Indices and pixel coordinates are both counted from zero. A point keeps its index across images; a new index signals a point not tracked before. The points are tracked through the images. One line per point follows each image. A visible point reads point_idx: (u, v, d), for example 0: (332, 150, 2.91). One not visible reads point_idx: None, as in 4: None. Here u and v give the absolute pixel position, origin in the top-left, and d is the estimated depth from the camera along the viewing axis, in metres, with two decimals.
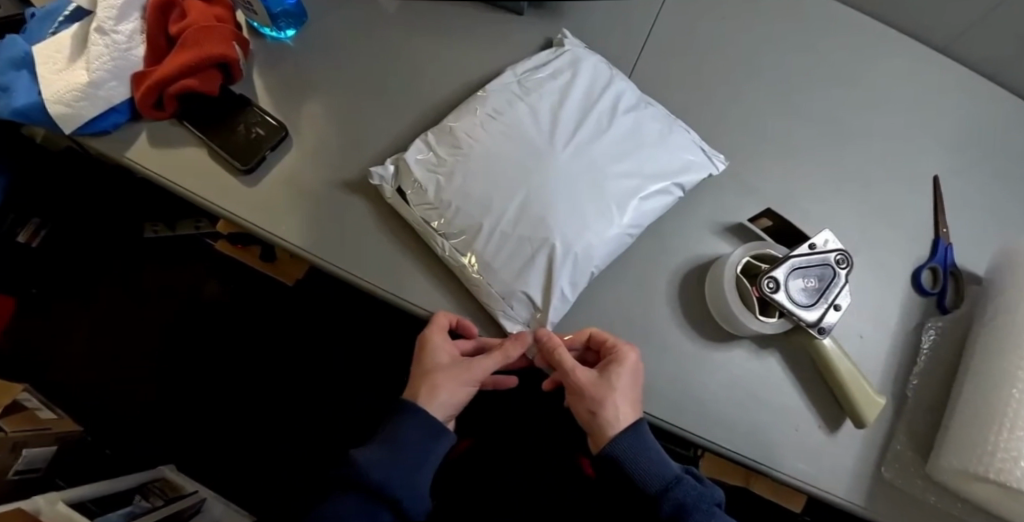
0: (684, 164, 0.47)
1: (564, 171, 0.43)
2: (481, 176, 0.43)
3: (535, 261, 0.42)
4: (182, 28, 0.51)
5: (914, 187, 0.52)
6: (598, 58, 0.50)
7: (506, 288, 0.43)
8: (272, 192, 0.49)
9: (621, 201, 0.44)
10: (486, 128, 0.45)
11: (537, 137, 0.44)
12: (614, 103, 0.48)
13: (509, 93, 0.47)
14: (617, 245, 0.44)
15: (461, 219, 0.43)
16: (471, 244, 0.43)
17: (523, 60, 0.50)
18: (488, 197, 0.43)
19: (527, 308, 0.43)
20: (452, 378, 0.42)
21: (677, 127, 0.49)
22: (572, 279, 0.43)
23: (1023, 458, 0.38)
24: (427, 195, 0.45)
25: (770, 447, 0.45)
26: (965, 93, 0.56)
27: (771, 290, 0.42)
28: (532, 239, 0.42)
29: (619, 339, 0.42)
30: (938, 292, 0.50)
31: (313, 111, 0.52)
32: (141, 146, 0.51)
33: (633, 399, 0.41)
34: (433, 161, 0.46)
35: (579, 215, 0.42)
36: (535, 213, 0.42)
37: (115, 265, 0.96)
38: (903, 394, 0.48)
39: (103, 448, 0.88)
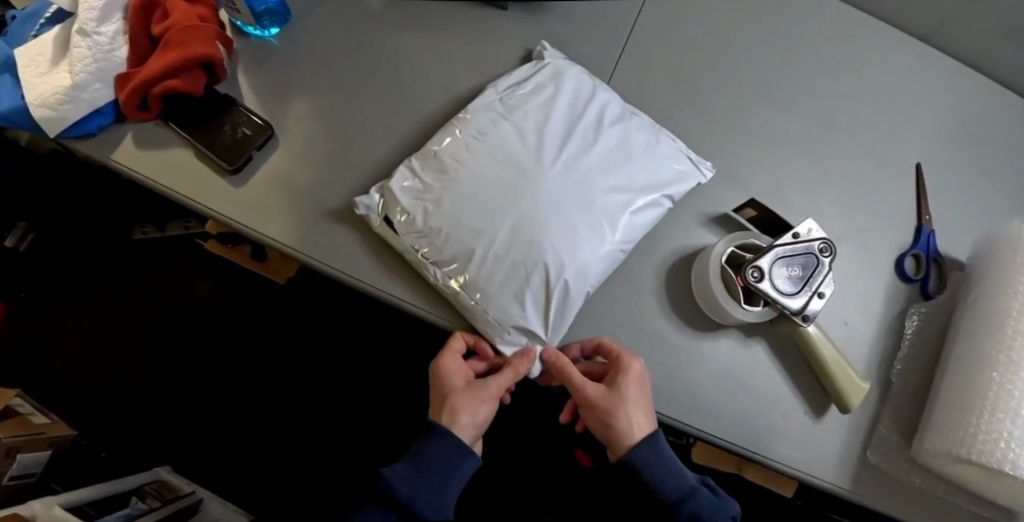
0: (672, 173, 0.48)
1: (553, 189, 0.43)
2: (470, 199, 0.43)
3: (530, 284, 0.42)
4: (165, 29, 0.51)
5: (896, 175, 0.53)
6: (580, 69, 0.50)
7: (502, 314, 0.42)
8: (260, 193, 0.49)
9: (612, 216, 0.44)
10: (471, 150, 0.45)
11: (523, 155, 0.44)
12: (599, 116, 0.48)
13: (492, 112, 0.47)
14: (611, 261, 0.44)
15: (452, 245, 0.43)
16: (464, 270, 0.42)
17: (504, 76, 0.50)
18: (479, 222, 0.42)
19: (525, 334, 0.43)
20: (471, 398, 0.43)
21: (663, 137, 0.49)
22: (567, 299, 0.43)
23: (1004, 440, 0.38)
24: (417, 222, 0.44)
25: (758, 434, 0.46)
26: (947, 81, 0.56)
27: (756, 279, 0.42)
28: (525, 262, 0.41)
29: (623, 349, 0.43)
30: (921, 278, 0.51)
31: (299, 110, 0.52)
32: (127, 148, 0.51)
33: (644, 406, 0.42)
34: (419, 188, 0.45)
35: (572, 233, 0.42)
36: (527, 235, 0.41)
37: (104, 267, 0.96)
38: (887, 379, 0.49)
39: (98, 451, 0.89)
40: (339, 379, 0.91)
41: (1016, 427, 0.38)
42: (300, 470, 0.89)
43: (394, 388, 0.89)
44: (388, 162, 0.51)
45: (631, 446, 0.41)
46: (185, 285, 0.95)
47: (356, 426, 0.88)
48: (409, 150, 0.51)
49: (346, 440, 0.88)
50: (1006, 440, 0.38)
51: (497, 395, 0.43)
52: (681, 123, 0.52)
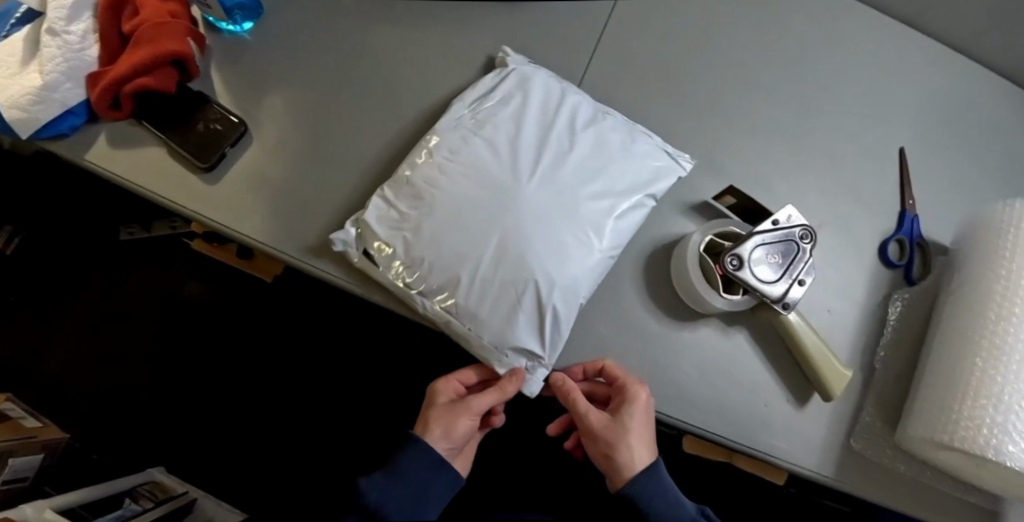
0: (652, 170, 0.47)
1: (536, 203, 0.42)
2: (450, 224, 0.41)
3: (522, 304, 0.41)
4: (135, 27, 0.50)
5: (879, 160, 0.52)
6: (546, 73, 0.49)
7: (498, 337, 0.41)
8: (234, 190, 0.49)
9: (597, 224, 0.43)
10: (444, 171, 0.43)
11: (498, 170, 0.43)
12: (571, 121, 0.47)
13: (462, 129, 0.45)
14: (600, 269, 0.44)
15: (438, 273, 0.41)
16: (454, 298, 0.41)
17: (468, 88, 0.48)
18: (463, 246, 0.41)
19: (524, 354, 0.43)
20: (450, 415, 0.45)
21: (639, 134, 0.48)
22: (562, 316, 0.42)
23: (986, 426, 0.38)
24: (402, 253, 0.42)
25: (739, 424, 0.45)
26: (930, 64, 0.55)
27: (735, 267, 0.42)
28: (514, 282, 0.41)
29: (628, 377, 0.43)
30: (904, 264, 0.51)
31: (273, 109, 0.51)
32: (101, 148, 0.51)
33: (645, 438, 0.43)
34: (396, 216, 0.43)
35: (559, 247, 0.42)
36: (514, 255, 0.41)
37: (91, 270, 0.95)
38: (871, 366, 0.48)
39: (90, 454, 0.89)
40: (330, 377, 0.91)
41: (999, 413, 0.38)
42: (291, 468, 0.89)
43: (385, 385, 0.89)
44: (364, 157, 0.50)
45: (626, 477, 0.42)
46: (174, 287, 0.95)
47: (349, 423, 0.89)
48: (386, 145, 0.51)
49: (339, 437, 0.89)
50: (989, 426, 0.38)
51: (478, 414, 0.45)
52: (660, 111, 0.51)
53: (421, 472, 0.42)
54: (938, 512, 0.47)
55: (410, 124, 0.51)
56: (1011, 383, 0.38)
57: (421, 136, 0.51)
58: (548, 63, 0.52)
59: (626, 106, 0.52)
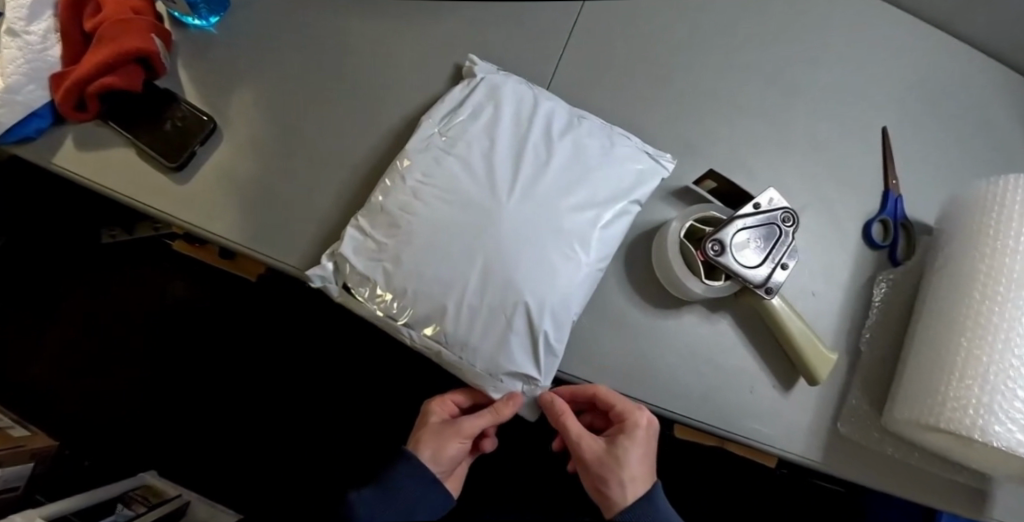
0: (632, 171, 0.45)
1: (519, 221, 0.39)
2: (431, 250, 0.39)
3: (513, 328, 0.39)
4: (97, 25, 0.48)
5: (861, 140, 0.52)
6: (517, 80, 0.46)
7: (492, 364, 0.39)
8: (205, 187, 0.48)
9: (584, 236, 0.41)
10: (419, 196, 0.40)
11: (474, 189, 0.40)
12: (547, 130, 0.44)
13: (434, 149, 0.42)
14: (590, 283, 0.42)
15: (423, 304, 0.39)
16: (441, 328, 0.39)
17: (436, 104, 0.45)
18: (446, 273, 0.38)
19: (521, 378, 0.41)
20: (444, 436, 0.46)
21: (618, 137, 0.45)
22: (556, 337, 0.40)
23: (972, 405, 0.37)
24: (385, 283, 0.39)
25: (722, 411, 0.45)
26: (911, 40, 0.55)
27: (716, 253, 0.41)
28: (503, 307, 0.38)
29: (626, 407, 0.43)
30: (889, 245, 0.50)
31: (242, 119, 0.50)
32: (67, 151, 0.49)
33: (641, 469, 0.43)
34: (373, 248, 0.40)
35: (546, 266, 0.39)
36: (499, 279, 0.38)
37: (74, 275, 0.94)
38: (856, 348, 0.48)
39: (81, 460, 0.88)
40: (320, 377, 0.90)
41: (986, 392, 0.37)
42: (284, 468, 0.88)
43: (375, 383, 0.88)
44: (338, 154, 0.49)
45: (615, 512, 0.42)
46: (160, 291, 0.94)
47: (341, 422, 0.88)
48: (359, 141, 0.50)
49: (331, 436, 0.88)
50: (975, 406, 0.37)
51: (470, 435, 0.45)
52: (638, 97, 0.50)
53: (408, 476, 0.43)
54: (926, 492, 0.47)
55: (383, 117, 0.50)
56: (997, 362, 0.38)
57: (395, 131, 0.50)
58: (523, 49, 0.51)
59: (605, 92, 0.50)
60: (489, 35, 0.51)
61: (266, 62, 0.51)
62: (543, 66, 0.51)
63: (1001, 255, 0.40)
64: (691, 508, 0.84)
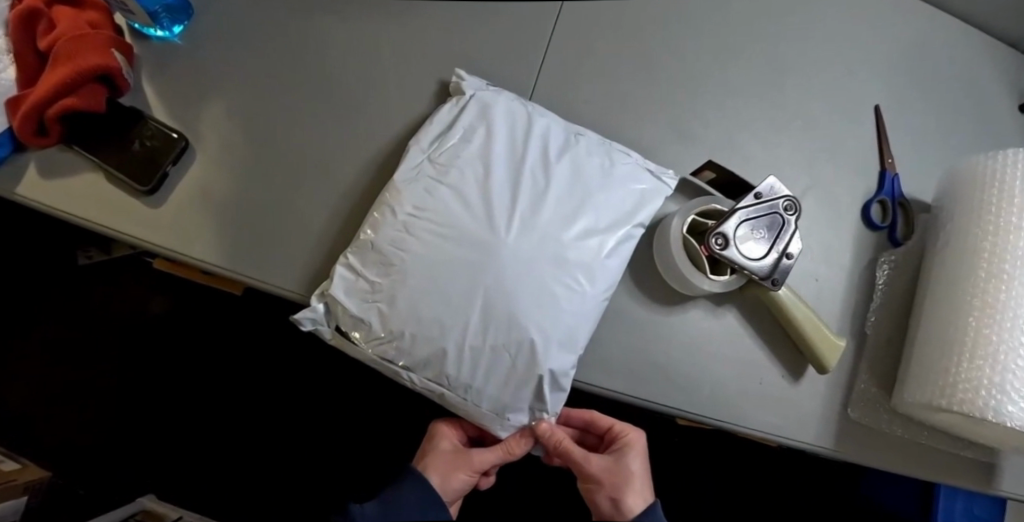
0: (632, 191, 0.42)
1: (520, 256, 0.37)
2: (429, 289, 0.36)
3: (518, 367, 0.37)
4: (51, 42, 0.45)
5: (856, 119, 0.51)
6: (508, 98, 0.43)
7: (497, 404, 0.38)
8: (180, 211, 0.46)
9: (588, 267, 0.39)
10: (411, 231, 0.38)
11: (470, 220, 0.37)
12: (543, 152, 0.41)
13: (424, 179, 0.40)
14: (595, 314, 0.40)
15: (421, 346, 0.37)
16: (442, 370, 0.37)
17: (424, 127, 0.43)
18: (445, 314, 0.36)
19: (526, 413, 0.40)
20: (452, 463, 0.45)
21: (618, 155, 0.43)
22: (561, 374, 0.39)
23: (984, 387, 0.37)
24: (380, 328, 0.37)
25: (727, 402, 0.44)
26: (898, 14, 0.54)
27: (720, 247, 0.40)
28: (506, 346, 0.37)
29: (624, 425, 0.47)
30: (888, 226, 0.50)
31: (213, 149, 0.47)
32: (30, 178, 0.46)
33: (644, 483, 0.45)
34: (366, 287, 0.38)
35: (549, 300, 0.37)
36: (501, 318, 0.36)
37: (52, 301, 0.90)
38: (862, 331, 0.48)
39: (75, 488, 0.85)
40: (317, 389, 0.88)
41: (996, 372, 0.37)
42: (285, 483, 0.87)
43: (374, 390, 0.87)
44: (324, 176, 0.47)
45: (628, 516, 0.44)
46: (142, 311, 0.91)
47: (341, 433, 0.87)
48: (343, 157, 0.47)
49: (330, 452, 0.87)
50: (987, 387, 0.37)
51: (479, 469, 0.45)
52: (628, 88, 0.49)
53: (412, 494, 0.43)
54: (933, 471, 0.47)
55: (367, 128, 0.48)
56: (1006, 341, 0.38)
57: (380, 140, 0.48)
58: (506, 40, 0.49)
59: (593, 85, 0.49)
60: (469, 30, 0.49)
61: (239, 89, 0.48)
62: (528, 58, 0.49)
63: (1003, 232, 0.40)
64: (692, 490, 0.85)
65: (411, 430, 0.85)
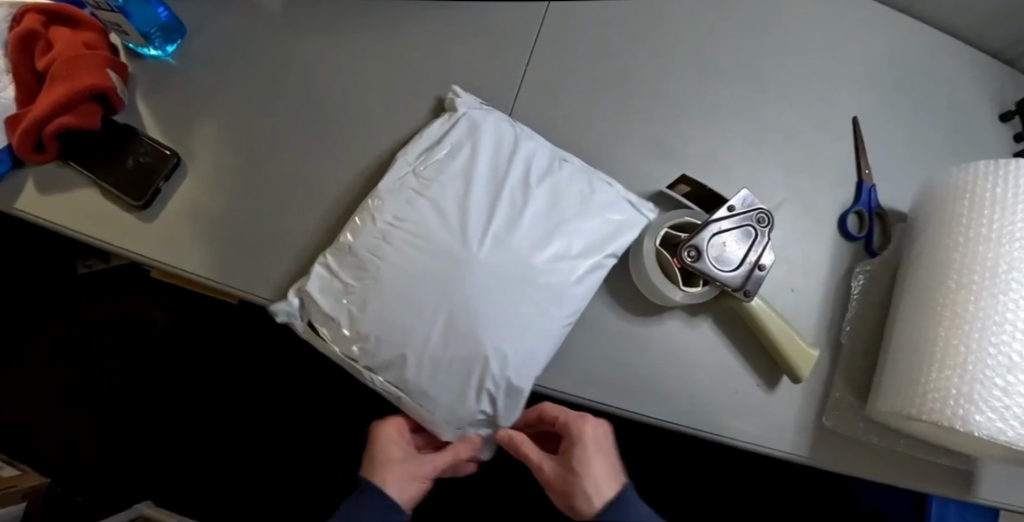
0: (609, 221, 0.43)
1: (489, 274, 0.38)
2: (398, 299, 0.38)
3: (477, 381, 0.38)
4: (49, 63, 0.47)
5: (832, 131, 0.52)
6: (497, 117, 0.44)
7: (452, 413, 0.40)
8: (172, 225, 0.47)
9: (556, 291, 0.40)
10: (388, 239, 0.39)
11: (446, 236, 0.39)
12: (526, 174, 0.42)
13: (407, 190, 0.41)
14: (557, 337, 0.41)
15: (385, 350, 0.38)
16: (403, 374, 0.38)
17: (414, 138, 0.44)
18: (410, 325, 0.37)
19: (480, 422, 0.42)
20: (405, 472, 0.42)
21: (600, 183, 0.44)
22: (516, 390, 0.40)
23: (953, 396, 0.38)
24: (345, 330, 0.38)
25: (703, 409, 0.45)
26: (875, 27, 0.55)
27: (693, 259, 0.41)
28: (465, 358, 0.38)
29: (569, 414, 0.44)
30: (864, 236, 0.50)
31: (203, 164, 0.49)
32: (27, 193, 0.48)
33: (610, 474, 0.41)
34: (339, 288, 0.39)
35: (514, 318, 0.38)
36: (464, 331, 0.37)
37: (54, 310, 0.92)
38: (837, 341, 0.48)
39: (74, 495, 0.87)
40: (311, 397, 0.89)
41: (965, 382, 0.38)
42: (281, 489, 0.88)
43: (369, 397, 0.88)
44: (312, 195, 0.48)
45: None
46: (142, 320, 0.92)
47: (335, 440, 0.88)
48: (329, 174, 0.49)
49: (325, 458, 0.88)
50: (955, 397, 0.38)
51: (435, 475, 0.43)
52: (607, 103, 0.50)
53: None
54: (909, 478, 0.48)
55: (353, 144, 0.49)
56: (976, 353, 0.38)
57: (365, 155, 0.49)
58: (489, 57, 0.51)
59: (573, 100, 0.50)
60: (452, 47, 0.51)
61: (232, 107, 0.50)
62: (511, 73, 0.50)
63: (975, 243, 0.41)
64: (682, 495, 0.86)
65: None
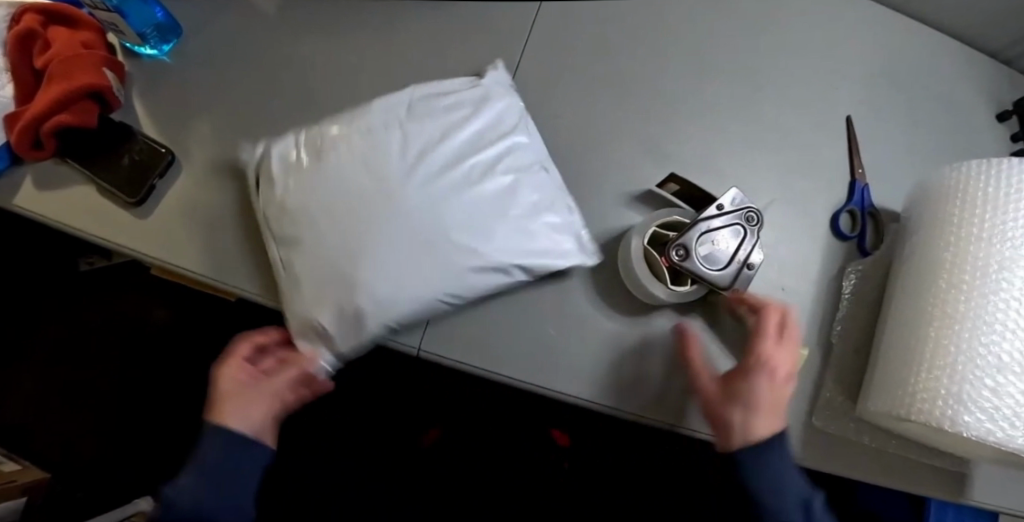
0: (543, 240, 0.43)
1: (406, 212, 0.40)
2: (327, 190, 0.41)
3: (349, 299, 0.40)
4: (47, 61, 0.48)
5: (826, 130, 0.52)
6: (510, 101, 0.46)
7: (303, 316, 0.41)
8: (166, 222, 0.48)
9: (455, 268, 0.40)
10: (354, 140, 0.42)
11: (393, 167, 0.41)
12: (494, 160, 0.44)
13: (392, 115, 0.44)
14: (424, 308, 0.41)
15: (296, 219, 0.42)
16: (292, 252, 0.42)
17: (436, 81, 0.47)
18: (327, 210, 0.41)
19: (326, 350, 0.42)
20: (239, 398, 0.42)
21: (560, 202, 0.45)
22: (362, 326, 0.40)
23: (942, 396, 0.38)
24: (275, 195, 0.43)
25: (684, 408, 0.46)
26: (869, 26, 0.55)
27: (681, 258, 0.41)
28: (342, 266, 0.40)
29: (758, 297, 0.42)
30: (857, 235, 0.50)
31: (196, 158, 0.49)
32: (26, 190, 0.48)
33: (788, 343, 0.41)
34: (293, 160, 0.43)
35: (411, 257, 0.40)
36: (357, 244, 0.40)
37: (57, 307, 0.93)
38: (828, 341, 0.48)
39: (74, 491, 0.88)
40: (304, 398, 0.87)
41: (955, 382, 0.38)
42: None
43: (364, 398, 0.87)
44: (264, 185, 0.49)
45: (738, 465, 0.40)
46: (142, 317, 0.93)
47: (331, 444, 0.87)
48: None
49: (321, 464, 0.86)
50: (944, 397, 0.38)
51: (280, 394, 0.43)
52: (598, 101, 0.50)
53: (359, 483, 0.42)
54: (900, 479, 0.48)
55: None
56: (965, 352, 0.38)
57: None
58: (481, 56, 0.51)
59: (563, 98, 0.50)
60: (445, 46, 0.51)
61: (227, 107, 0.50)
62: (504, 73, 0.51)
63: (966, 242, 0.40)
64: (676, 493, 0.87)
65: (399, 433, 0.87)
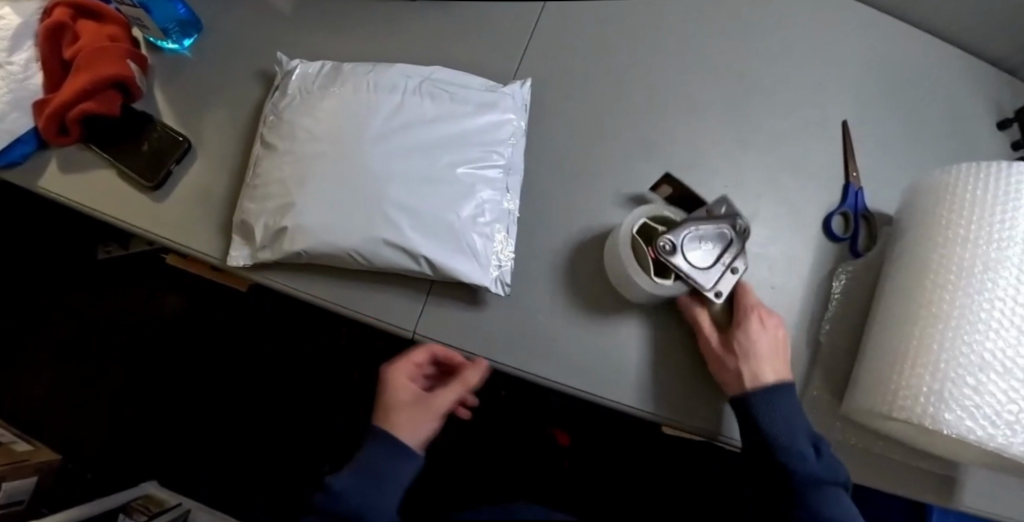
0: (466, 251, 0.44)
1: (366, 165, 0.43)
2: (320, 118, 0.45)
3: (289, 206, 0.44)
4: (76, 52, 0.51)
5: (821, 133, 0.53)
6: (514, 120, 0.49)
7: (249, 207, 0.46)
8: (183, 205, 0.50)
9: (373, 229, 0.42)
10: (361, 90, 0.46)
11: (372, 127, 0.45)
12: (465, 158, 0.46)
13: (400, 83, 0.47)
14: (327, 251, 0.43)
15: (283, 132, 0.46)
16: (271, 153, 0.47)
17: (464, 73, 0.50)
18: (316, 135, 0.45)
19: (245, 253, 0.47)
20: (420, 410, 0.42)
21: (503, 221, 0.47)
22: (277, 240, 0.45)
23: (922, 393, 0.38)
24: (279, 106, 0.48)
25: (672, 402, 0.46)
26: (868, 32, 0.56)
27: (668, 251, 0.42)
28: (295, 179, 0.44)
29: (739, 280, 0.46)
30: (850, 237, 0.51)
31: (211, 148, 0.52)
32: (52, 173, 0.51)
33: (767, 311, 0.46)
34: (307, 84, 0.48)
35: (349, 199, 0.43)
36: (318, 170, 0.44)
37: (74, 292, 0.97)
38: (817, 340, 0.49)
39: (84, 473, 0.91)
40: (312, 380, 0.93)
41: (936, 380, 0.38)
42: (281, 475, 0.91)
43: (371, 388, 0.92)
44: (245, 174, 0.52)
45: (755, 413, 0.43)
46: (155, 304, 0.96)
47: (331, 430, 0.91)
48: None
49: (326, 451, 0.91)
50: (925, 394, 0.38)
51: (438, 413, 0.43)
52: (597, 99, 0.52)
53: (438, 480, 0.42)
54: (887, 480, 0.48)
55: None
56: (948, 351, 0.38)
57: None
58: (485, 55, 0.53)
59: (563, 96, 0.52)
60: (450, 44, 0.53)
61: (243, 103, 0.53)
62: (505, 74, 0.53)
63: (952, 243, 0.41)
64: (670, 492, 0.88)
65: None
